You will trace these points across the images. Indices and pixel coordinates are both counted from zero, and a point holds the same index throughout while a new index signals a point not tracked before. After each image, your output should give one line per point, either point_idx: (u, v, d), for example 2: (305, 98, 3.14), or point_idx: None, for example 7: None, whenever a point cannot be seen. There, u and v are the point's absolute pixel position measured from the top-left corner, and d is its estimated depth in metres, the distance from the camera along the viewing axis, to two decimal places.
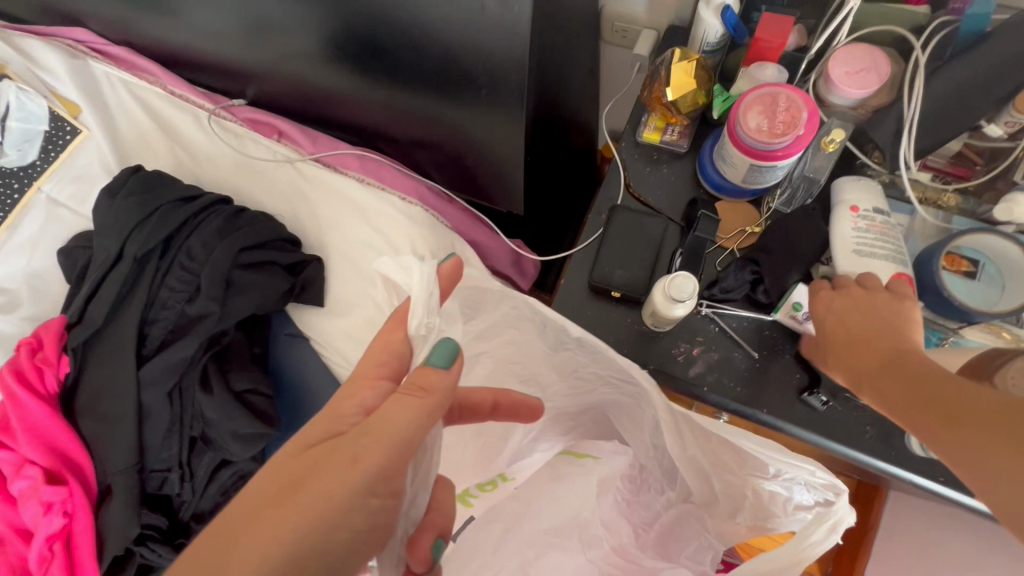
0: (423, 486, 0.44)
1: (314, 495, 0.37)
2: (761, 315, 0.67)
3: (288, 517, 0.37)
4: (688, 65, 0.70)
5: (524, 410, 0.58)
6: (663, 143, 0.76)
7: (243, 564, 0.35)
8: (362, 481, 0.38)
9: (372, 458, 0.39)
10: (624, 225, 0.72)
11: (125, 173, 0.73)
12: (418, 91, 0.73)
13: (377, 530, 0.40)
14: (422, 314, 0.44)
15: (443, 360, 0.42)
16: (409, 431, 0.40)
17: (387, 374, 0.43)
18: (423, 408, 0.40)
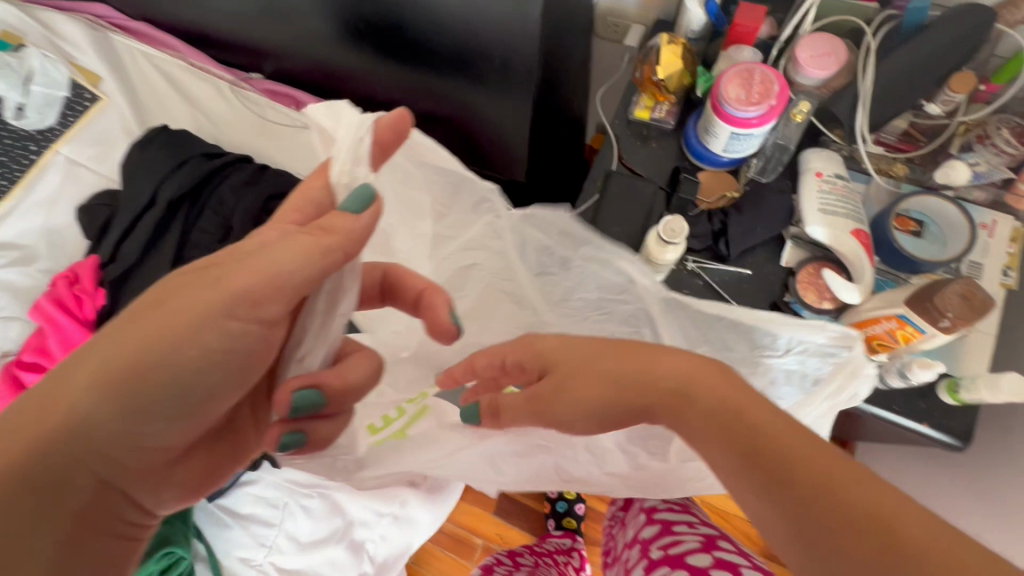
0: (319, 336, 0.49)
1: (176, 316, 0.41)
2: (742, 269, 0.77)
3: (155, 323, 0.41)
4: (675, 48, 0.79)
5: (440, 323, 0.59)
6: (652, 121, 0.85)
7: (108, 352, 0.40)
8: (217, 305, 0.42)
9: (236, 284, 0.42)
10: (619, 189, 0.80)
11: (153, 130, 0.78)
12: (433, 64, 0.79)
13: (238, 353, 0.44)
14: (345, 158, 0.45)
15: (357, 205, 0.44)
16: (288, 268, 0.42)
17: (302, 216, 0.45)
18: (315, 246, 0.42)
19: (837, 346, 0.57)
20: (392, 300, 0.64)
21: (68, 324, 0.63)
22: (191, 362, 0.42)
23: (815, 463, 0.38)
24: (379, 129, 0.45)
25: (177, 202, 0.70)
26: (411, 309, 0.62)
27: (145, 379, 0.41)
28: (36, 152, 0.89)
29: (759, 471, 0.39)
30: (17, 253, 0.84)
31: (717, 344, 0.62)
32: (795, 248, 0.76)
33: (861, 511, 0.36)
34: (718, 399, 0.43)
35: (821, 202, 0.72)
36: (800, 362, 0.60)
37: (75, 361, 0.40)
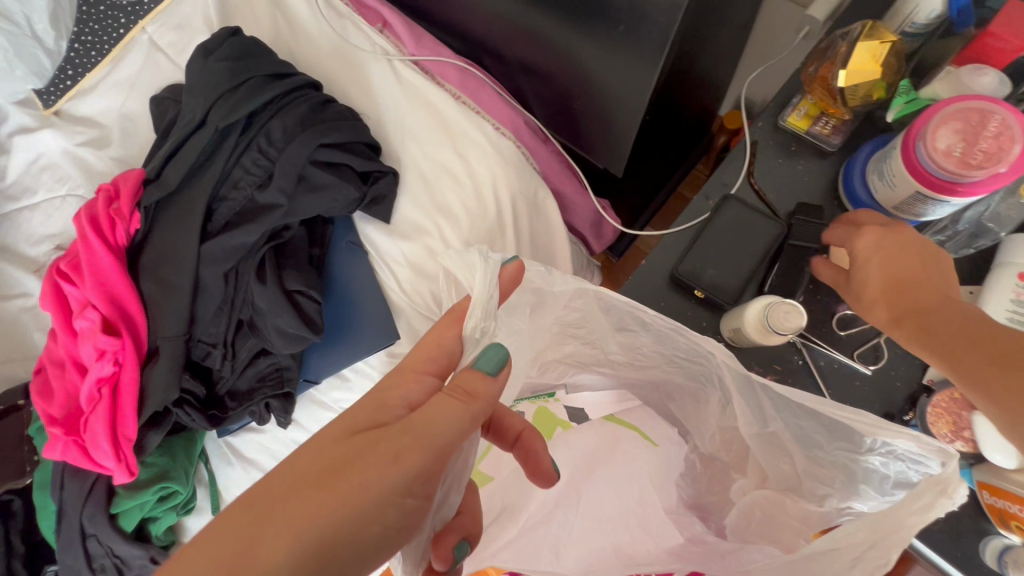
0: (451, 488, 0.44)
1: (353, 488, 0.35)
2: (859, 366, 0.59)
3: (329, 502, 0.35)
4: (879, 47, 0.56)
5: (541, 469, 0.53)
6: (809, 134, 0.64)
7: (277, 537, 0.34)
8: (400, 478, 0.36)
9: (416, 459, 0.37)
10: (730, 222, 0.62)
11: (222, 33, 0.69)
12: (542, 8, 0.63)
13: (408, 530, 0.38)
14: (479, 317, 0.39)
15: (492, 366, 0.39)
16: (450, 435, 0.37)
17: (433, 370, 0.41)
18: (466, 414, 0.38)
19: (930, 456, 0.41)
20: (485, 433, 0.54)
21: (98, 246, 0.62)
22: (373, 542, 0.36)
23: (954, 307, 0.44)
24: (504, 282, 0.41)
25: (226, 129, 0.63)
26: (506, 447, 0.54)
27: (333, 557, 0.35)
28: (122, 25, 0.85)
29: (965, 344, 0.41)
30: (94, 131, 0.84)
31: (796, 433, 0.49)
32: None
33: (960, 334, 0.42)
34: (902, 306, 0.46)
35: (1009, 315, 0.51)
36: (881, 466, 0.45)
37: (248, 536, 0.34)
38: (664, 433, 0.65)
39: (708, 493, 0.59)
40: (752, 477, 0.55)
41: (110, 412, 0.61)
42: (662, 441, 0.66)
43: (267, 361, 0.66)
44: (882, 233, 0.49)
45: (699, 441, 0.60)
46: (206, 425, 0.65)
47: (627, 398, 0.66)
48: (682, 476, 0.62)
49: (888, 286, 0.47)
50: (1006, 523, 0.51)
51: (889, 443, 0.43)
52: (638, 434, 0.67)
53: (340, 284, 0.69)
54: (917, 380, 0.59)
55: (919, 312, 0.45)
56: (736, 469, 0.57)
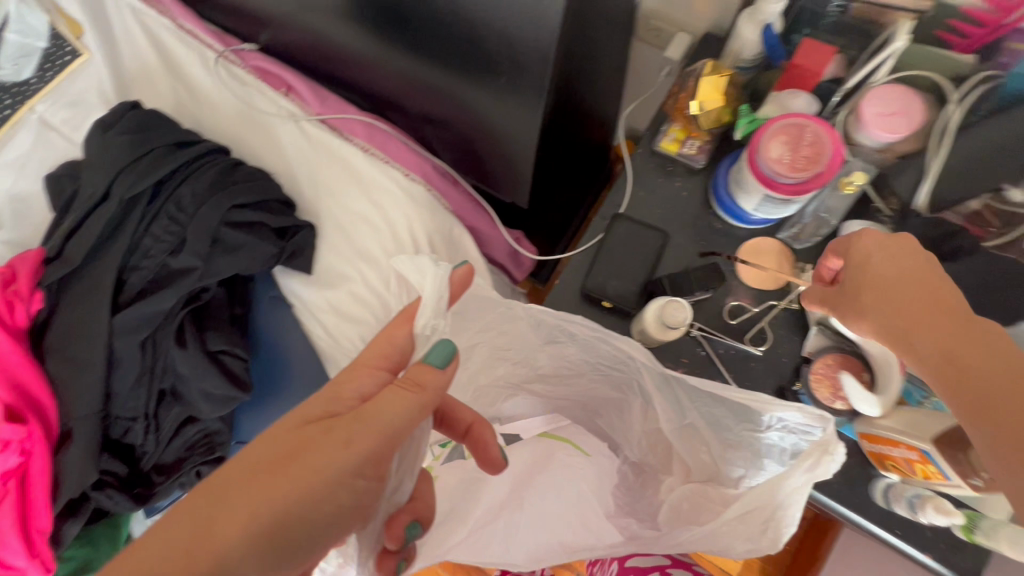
0: (408, 474, 0.45)
1: (305, 470, 0.38)
2: (750, 349, 0.67)
3: (282, 483, 0.37)
4: (719, 80, 0.67)
5: (491, 458, 0.54)
6: (679, 156, 0.73)
7: (232, 515, 0.36)
8: (349, 462, 0.38)
9: (366, 443, 0.39)
10: (622, 237, 0.71)
11: (120, 107, 0.70)
12: (436, 65, 0.69)
13: (360, 508, 0.40)
14: (430, 312, 0.43)
15: (439, 360, 0.42)
16: (402, 423, 0.39)
17: (388, 365, 0.44)
18: (415, 405, 0.40)
19: (812, 424, 0.46)
20: (440, 425, 0.56)
21: None
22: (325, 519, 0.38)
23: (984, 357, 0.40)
24: (453, 285, 0.45)
25: (132, 199, 0.63)
26: (458, 438, 0.55)
27: (286, 531, 0.37)
28: (7, 106, 0.83)
29: (946, 379, 0.40)
30: None
31: (709, 420, 0.53)
32: (816, 336, 0.66)
33: (952, 361, 0.41)
34: (897, 321, 0.44)
35: None
36: (779, 440, 0.50)
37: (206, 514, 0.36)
38: (595, 444, 0.71)
39: (641, 500, 0.63)
40: (678, 473, 0.60)
41: (19, 506, 0.57)
42: (595, 450, 0.71)
43: (194, 428, 0.64)
44: (895, 240, 0.47)
45: (627, 451, 0.66)
46: (132, 503, 0.62)
47: (557, 419, 0.72)
48: (616, 486, 0.68)
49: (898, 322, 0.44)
50: (884, 465, 0.60)
51: (781, 418, 0.47)
52: (574, 446, 0.72)
53: (267, 339, 0.69)
54: (798, 353, 0.68)
55: (916, 346, 0.43)
56: (663, 471, 0.62)
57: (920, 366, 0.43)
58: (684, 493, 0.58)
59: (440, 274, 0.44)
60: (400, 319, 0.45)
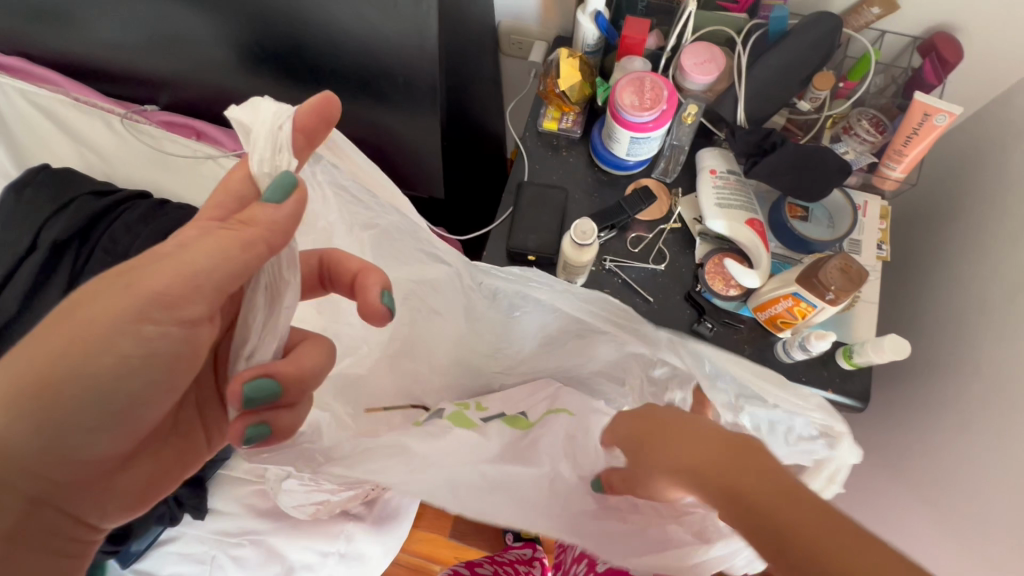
0: (269, 331, 0.44)
1: (87, 319, 0.37)
2: (654, 267, 0.81)
3: (71, 338, 0.37)
4: (574, 61, 0.84)
5: (369, 306, 0.48)
6: (560, 131, 0.89)
7: (27, 377, 0.37)
8: (130, 304, 0.37)
9: (151, 283, 0.37)
10: (531, 201, 0.83)
11: (31, 170, 0.71)
12: (339, 86, 0.79)
13: (167, 359, 0.40)
14: (266, 148, 0.38)
15: (277, 195, 0.38)
16: (208, 261, 0.37)
17: (221, 215, 0.39)
18: (231, 241, 0.37)
19: (826, 420, 0.51)
20: (332, 285, 0.54)
21: None
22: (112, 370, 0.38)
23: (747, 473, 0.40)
24: (304, 117, 0.40)
25: (63, 243, 0.64)
26: (347, 292, 0.53)
27: (62, 390, 0.38)
28: None
29: None
30: None
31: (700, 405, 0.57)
32: (702, 244, 0.82)
33: None
34: None
35: (719, 200, 0.79)
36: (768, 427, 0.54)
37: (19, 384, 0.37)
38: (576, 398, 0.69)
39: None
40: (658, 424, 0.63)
41: None
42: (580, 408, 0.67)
43: None
44: None
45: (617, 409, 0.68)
46: None
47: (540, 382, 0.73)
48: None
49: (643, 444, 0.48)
50: (778, 326, 0.75)
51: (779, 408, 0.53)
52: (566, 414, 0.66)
53: None
54: (693, 263, 0.82)
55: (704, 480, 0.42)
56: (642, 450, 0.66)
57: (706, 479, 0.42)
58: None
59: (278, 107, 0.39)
60: (242, 162, 0.41)
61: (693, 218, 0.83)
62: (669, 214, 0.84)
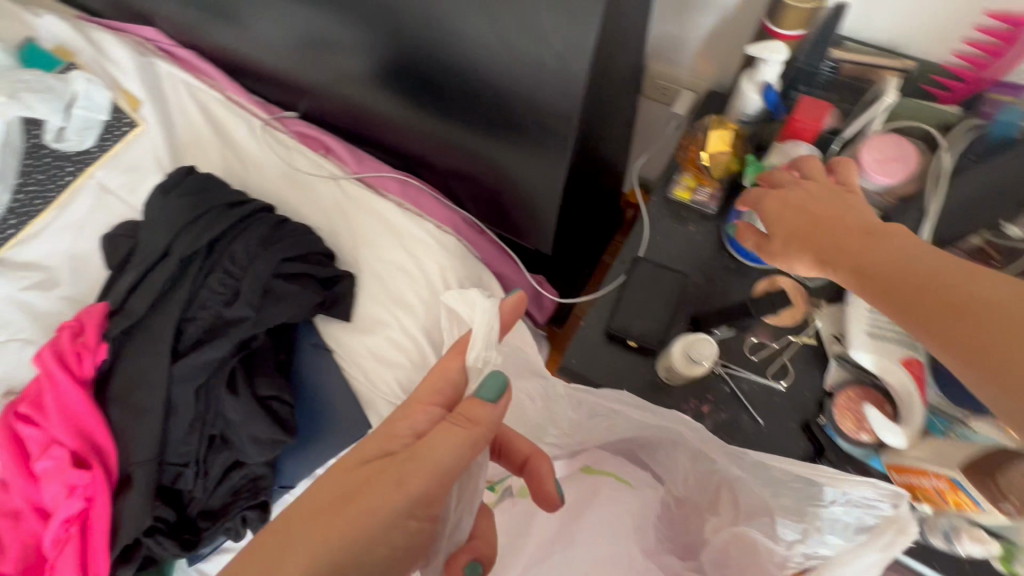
0: (466, 509, 0.52)
1: (361, 512, 0.42)
2: (772, 384, 0.70)
3: (345, 522, 0.42)
4: (726, 133, 0.74)
5: (545, 493, 0.58)
6: (693, 203, 0.79)
7: (300, 558, 0.40)
8: (404, 500, 0.43)
9: (417, 483, 0.44)
10: (643, 280, 0.75)
11: (179, 171, 0.76)
12: (467, 125, 0.75)
13: (412, 550, 0.45)
14: (482, 344, 0.51)
15: (490, 395, 0.47)
16: (449, 461, 0.45)
17: (439, 401, 0.50)
18: (465, 439, 0.45)
19: (884, 500, 0.49)
20: (498, 456, 0.62)
21: (64, 381, 0.63)
22: (381, 559, 0.42)
23: (888, 247, 0.46)
24: (506, 313, 0.53)
25: (192, 255, 0.69)
26: (515, 469, 0.61)
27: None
28: (70, 173, 0.90)
29: None
30: (39, 275, 0.86)
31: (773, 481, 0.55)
32: (837, 369, 0.69)
33: None
34: None
35: (871, 326, 0.66)
36: (844, 514, 0.52)
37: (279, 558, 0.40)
38: (639, 476, 0.69)
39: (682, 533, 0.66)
40: (724, 514, 0.61)
41: (80, 551, 0.59)
42: (638, 483, 0.69)
43: (241, 473, 0.66)
44: None
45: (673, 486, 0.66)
46: (180, 550, 0.62)
47: (597, 454, 0.71)
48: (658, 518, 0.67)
49: (797, 229, 0.52)
50: (917, 497, 0.60)
51: (848, 492, 0.51)
52: (617, 478, 0.69)
53: (307, 384, 0.72)
54: (820, 388, 0.70)
55: (869, 262, 0.46)
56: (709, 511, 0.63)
57: (860, 267, 0.46)
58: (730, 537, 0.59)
59: (488, 309, 0.53)
60: (452, 352, 0.52)
61: (832, 335, 0.71)
62: (801, 326, 0.73)
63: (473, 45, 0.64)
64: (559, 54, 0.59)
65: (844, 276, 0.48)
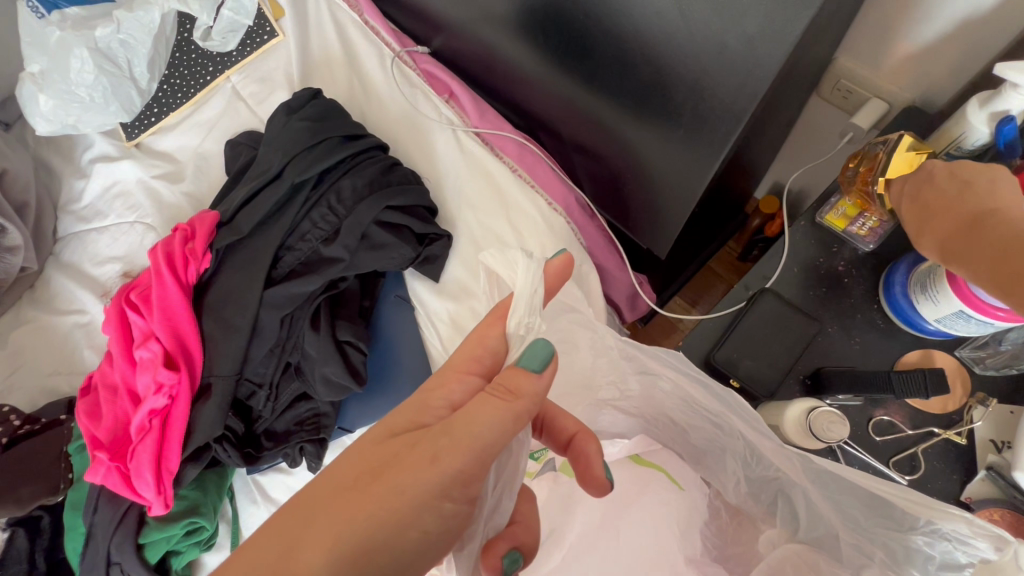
0: (508, 491, 0.44)
1: (390, 489, 0.37)
2: (892, 475, 0.59)
3: (368, 504, 0.36)
4: (916, 156, 0.57)
5: (592, 475, 0.49)
6: (845, 234, 0.67)
7: (318, 539, 0.35)
8: (436, 480, 0.36)
9: (453, 460, 0.37)
10: (765, 314, 0.65)
11: (305, 93, 0.76)
12: (609, 98, 0.66)
13: (448, 535, 0.38)
14: (523, 311, 0.41)
15: (536, 364, 0.39)
16: (490, 436, 0.37)
17: (479, 370, 0.42)
18: (508, 413, 0.38)
19: (979, 539, 0.42)
20: (541, 435, 0.53)
21: (170, 282, 0.66)
22: (412, 548, 0.37)
23: (1002, 227, 0.46)
24: (551, 275, 0.46)
25: (300, 183, 0.69)
26: (559, 450, 0.52)
27: (369, 561, 0.36)
28: (209, 73, 0.95)
29: None
30: (169, 166, 0.92)
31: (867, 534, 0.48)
32: (983, 481, 0.57)
33: None
34: None
35: None
36: (929, 546, 0.45)
37: (301, 533, 0.36)
38: (691, 478, 0.60)
39: (732, 545, 0.57)
40: (782, 527, 0.52)
41: (158, 443, 0.63)
42: (690, 484, 0.60)
43: (306, 405, 0.69)
44: None
45: (725, 491, 0.57)
46: (240, 461, 0.66)
47: (646, 441, 0.62)
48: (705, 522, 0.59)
49: (916, 219, 0.53)
50: None
51: (935, 523, 0.44)
52: (667, 476, 0.61)
53: (384, 335, 0.72)
54: (953, 496, 0.58)
55: (967, 248, 0.48)
56: (763, 520, 0.55)
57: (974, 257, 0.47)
58: (784, 554, 0.51)
59: (532, 267, 0.42)
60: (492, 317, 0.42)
61: (988, 441, 0.58)
62: (948, 419, 0.60)
63: (643, 9, 0.54)
64: (748, 38, 0.49)
65: (961, 268, 0.48)
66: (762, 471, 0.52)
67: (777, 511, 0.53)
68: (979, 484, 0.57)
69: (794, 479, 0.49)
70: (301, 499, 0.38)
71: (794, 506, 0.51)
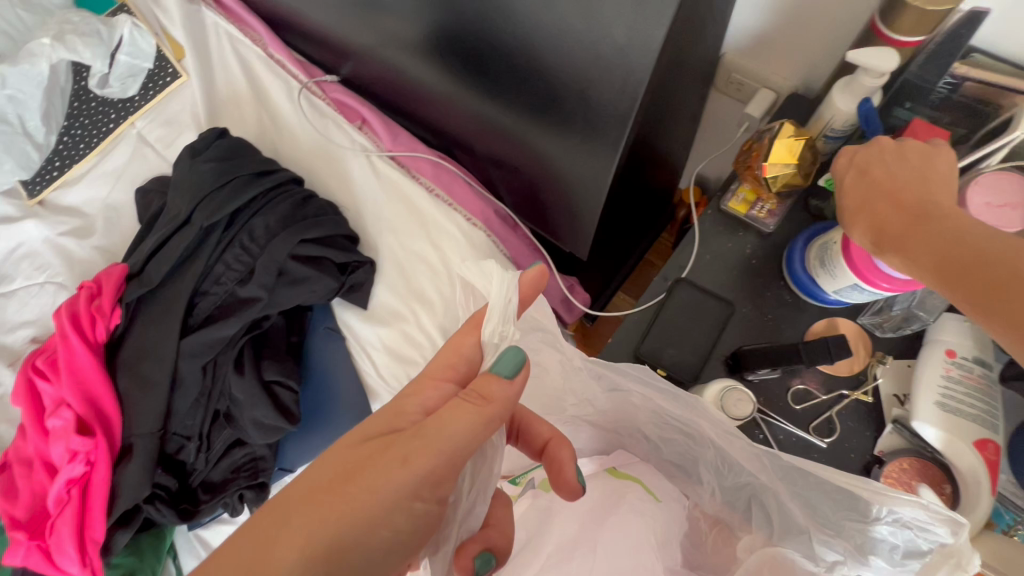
0: (482, 496, 0.45)
1: (366, 488, 0.38)
2: (811, 438, 0.62)
3: (343, 504, 0.37)
4: (795, 143, 0.62)
5: (564, 479, 0.50)
6: (748, 218, 0.70)
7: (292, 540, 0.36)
8: (409, 483, 0.38)
9: (426, 461, 0.38)
10: (682, 302, 0.68)
11: (210, 133, 0.74)
12: (512, 112, 0.68)
13: (419, 533, 0.39)
14: (497, 320, 0.42)
15: (507, 370, 0.41)
16: (461, 440, 0.39)
17: (455, 376, 0.43)
18: (481, 418, 0.39)
19: (938, 524, 0.44)
20: (516, 440, 0.54)
21: (77, 344, 0.64)
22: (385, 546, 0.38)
23: (942, 224, 0.43)
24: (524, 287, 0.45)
25: (211, 226, 0.68)
26: (536, 455, 0.53)
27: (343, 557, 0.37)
28: (112, 120, 0.91)
29: None
30: (78, 221, 0.88)
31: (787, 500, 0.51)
32: (892, 435, 0.60)
33: None
34: None
35: (940, 393, 0.57)
36: (890, 536, 0.46)
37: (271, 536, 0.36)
38: (669, 489, 0.59)
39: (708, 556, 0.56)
40: (755, 534, 0.52)
41: (78, 515, 0.61)
42: (667, 497, 0.59)
43: (241, 451, 0.67)
44: None
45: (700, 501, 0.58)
46: (175, 518, 0.64)
47: (622, 455, 0.63)
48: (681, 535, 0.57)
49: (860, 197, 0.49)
50: None
51: (896, 511, 0.45)
52: (642, 488, 0.59)
53: (317, 368, 0.71)
54: (869, 451, 0.62)
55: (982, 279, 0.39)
56: (742, 528, 0.54)
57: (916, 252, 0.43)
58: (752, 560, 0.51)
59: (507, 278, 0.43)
60: (468, 325, 0.45)
61: (892, 396, 0.62)
62: (857, 381, 0.64)
63: (524, 26, 0.57)
64: (620, 47, 0.52)
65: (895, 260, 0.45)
66: (735, 479, 0.53)
67: (747, 519, 0.53)
68: (890, 439, 0.60)
69: (768, 484, 0.50)
70: (278, 498, 0.38)
71: (767, 508, 0.51)
